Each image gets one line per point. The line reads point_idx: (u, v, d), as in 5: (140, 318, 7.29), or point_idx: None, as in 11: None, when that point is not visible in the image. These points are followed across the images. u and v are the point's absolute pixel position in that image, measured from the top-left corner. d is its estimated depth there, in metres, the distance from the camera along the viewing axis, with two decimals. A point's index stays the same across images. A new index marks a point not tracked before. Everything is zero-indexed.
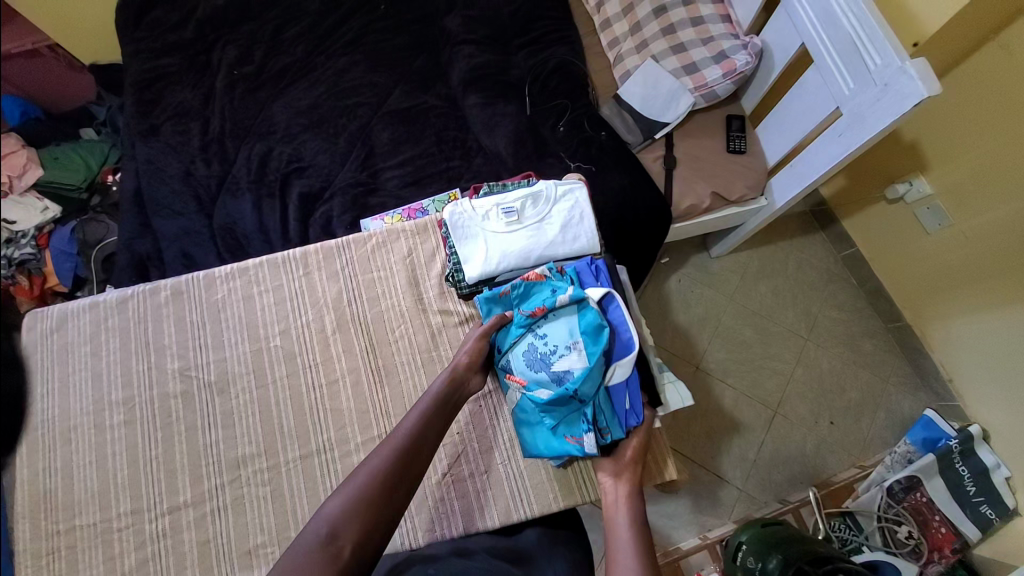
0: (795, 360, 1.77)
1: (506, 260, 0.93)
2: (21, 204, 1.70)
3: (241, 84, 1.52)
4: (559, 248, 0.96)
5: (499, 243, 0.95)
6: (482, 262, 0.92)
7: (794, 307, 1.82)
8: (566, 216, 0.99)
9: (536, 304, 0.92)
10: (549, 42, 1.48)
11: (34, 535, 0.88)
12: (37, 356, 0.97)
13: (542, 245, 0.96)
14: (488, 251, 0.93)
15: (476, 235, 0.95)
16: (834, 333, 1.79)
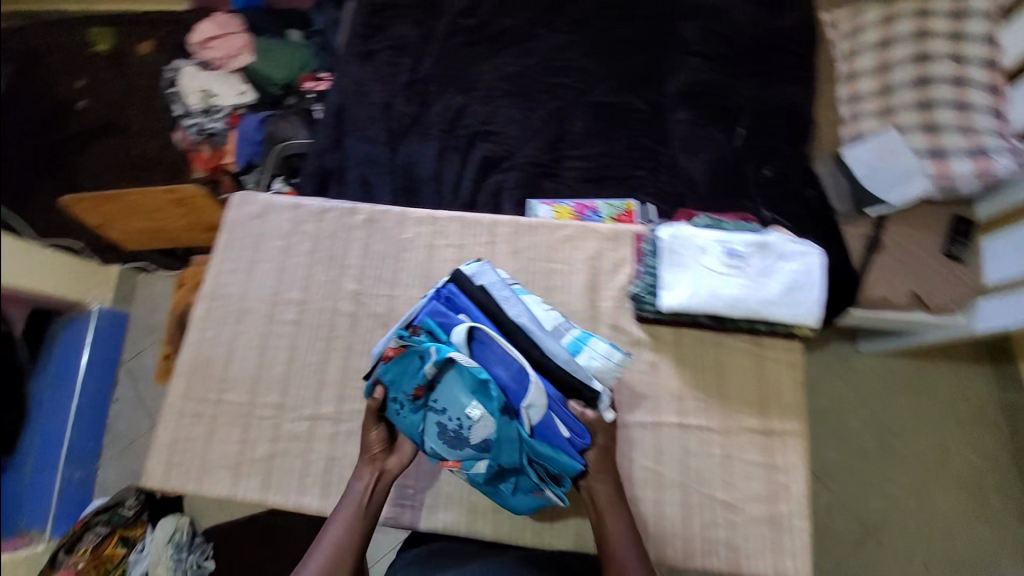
0: (910, 491, 1.56)
1: (711, 305, 0.81)
2: (225, 81, 1.94)
3: (460, 34, 1.57)
4: (779, 312, 0.81)
5: (709, 282, 0.81)
6: (684, 298, 0.81)
7: (930, 435, 1.60)
8: (795, 275, 0.81)
9: (413, 388, 0.79)
10: (781, 80, 1.41)
11: (188, 393, 0.95)
12: (234, 234, 1.04)
13: (757, 301, 0.80)
14: (695, 288, 0.81)
15: (686, 266, 0.82)
16: (967, 480, 1.56)
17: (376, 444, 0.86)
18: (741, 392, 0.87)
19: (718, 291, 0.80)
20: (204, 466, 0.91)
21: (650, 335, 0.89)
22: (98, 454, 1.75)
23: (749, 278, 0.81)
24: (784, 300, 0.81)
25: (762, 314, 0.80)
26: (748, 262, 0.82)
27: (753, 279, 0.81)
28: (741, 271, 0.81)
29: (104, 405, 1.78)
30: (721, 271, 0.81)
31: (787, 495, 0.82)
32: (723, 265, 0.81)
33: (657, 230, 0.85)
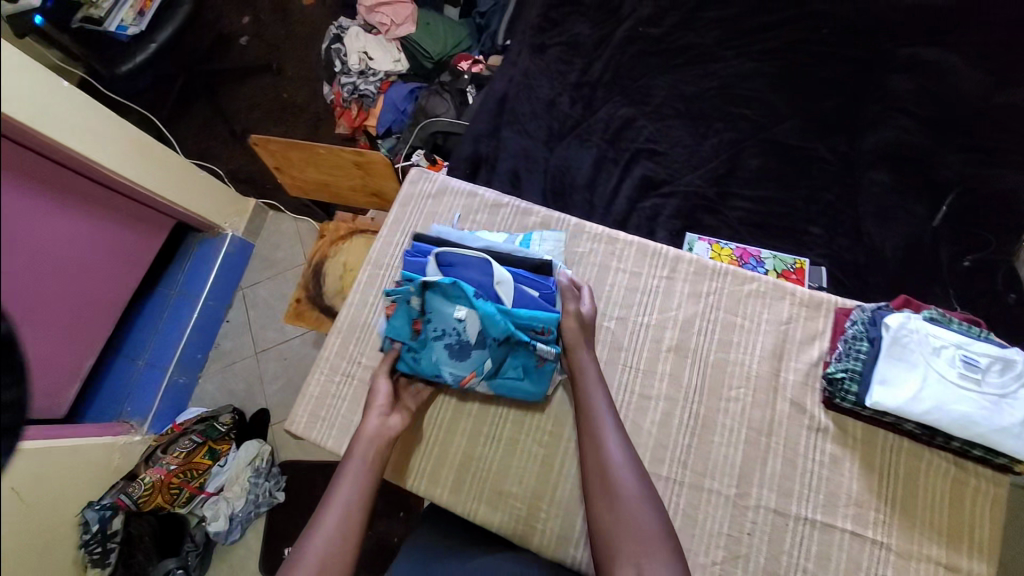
0: None
1: (933, 416, 0.71)
2: (384, 47, 1.97)
3: (640, 43, 1.49)
4: (1014, 446, 0.69)
5: (936, 390, 0.72)
6: (902, 400, 0.72)
7: None
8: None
9: (412, 325, 0.86)
10: (1003, 162, 1.22)
11: (340, 352, 0.98)
12: (410, 209, 1.06)
13: (991, 426, 0.70)
14: (917, 392, 0.72)
15: (909, 365, 0.74)
16: None
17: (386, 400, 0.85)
18: (934, 515, 0.76)
19: (946, 403, 0.71)
20: (346, 426, 0.93)
21: (836, 424, 0.81)
22: (202, 364, 1.85)
23: (986, 396, 0.71)
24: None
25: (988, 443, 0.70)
26: (987, 379, 0.72)
27: (991, 401, 0.71)
28: (976, 387, 0.71)
29: (217, 323, 1.87)
30: (951, 381, 0.72)
31: None
32: (956, 376, 0.72)
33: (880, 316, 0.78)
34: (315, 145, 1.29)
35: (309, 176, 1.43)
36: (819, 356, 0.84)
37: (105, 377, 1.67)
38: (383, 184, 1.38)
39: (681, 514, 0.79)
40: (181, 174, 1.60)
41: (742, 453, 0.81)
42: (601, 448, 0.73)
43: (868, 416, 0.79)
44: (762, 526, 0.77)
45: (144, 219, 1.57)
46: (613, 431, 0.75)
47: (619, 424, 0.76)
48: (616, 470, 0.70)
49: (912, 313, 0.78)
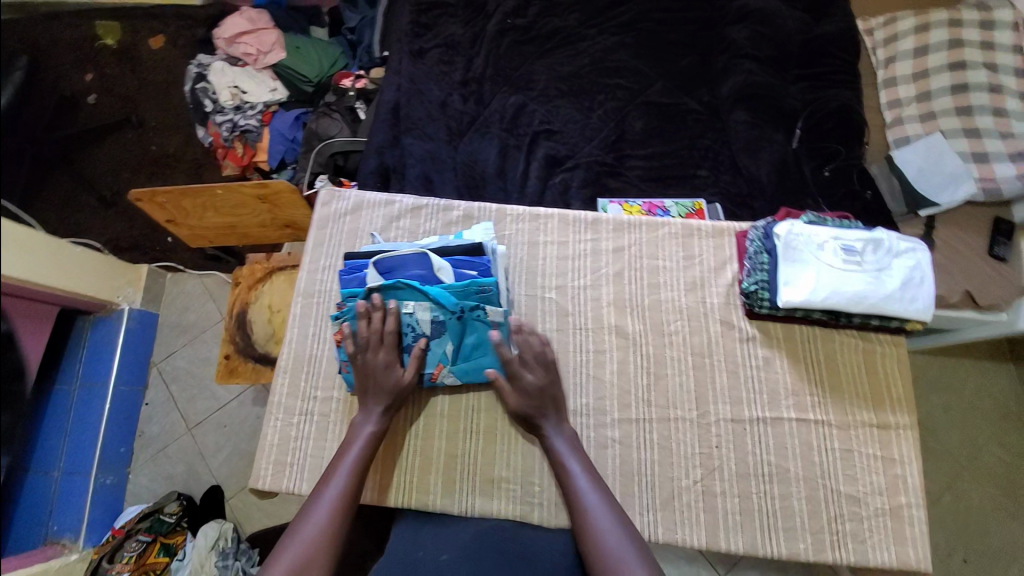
0: (944, 484, 1.55)
1: (834, 301, 0.84)
2: (257, 79, 1.88)
3: (511, 34, 1.56)
4: (894, 307, 0.84)
5: (830, 279, 0.85)
6: (807, 294, 0.84)
7: (959, 430, 1.59)
8: (909, 272, 0.85)
9: None
10: (832, 83, 1.45)
11: (291, 393, 0.91)
12: (327, 230, 1.02)
13: (877, 296, 0.84)
14: (817, 284, 0.84)
15: (804, 264, 0.86)
16: (994, 472, 1.55)
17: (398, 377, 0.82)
18: (858, 385, 0.89)
19: (840, 288, 0.84)
20: (319, 466, 0.87)
21: (761, 331, 0.92)
22: (130, 458, 1.66)
23: (869, 274, 0.84)
24: (899, 295, 0.84)
25: (878, 311, 0.84)
26: (865, 260, 0.86)
27: (871, 276, 0.85)
28: (859, 268, 0.85)
29: (135, 408, 1.69)
30: (840, 269, 0.85)
31: (905, 486, 0.85)
32: (843, 262, 0.85)
33: (773, 230, 0.88)
34: (211, 184, 1.19)
35: (210, 221, 1.33)
36: (734, 277, 0.95)
37: (20, 499, 1.37)
38: (293, 212, 1.32)
39: (657, 448, 0.86)
40: (60, 256, 1.42)
41: (693, 377, 0.89)
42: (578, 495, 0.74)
43: (786, 316, 0.91)
44: (726, 435, 0.86)
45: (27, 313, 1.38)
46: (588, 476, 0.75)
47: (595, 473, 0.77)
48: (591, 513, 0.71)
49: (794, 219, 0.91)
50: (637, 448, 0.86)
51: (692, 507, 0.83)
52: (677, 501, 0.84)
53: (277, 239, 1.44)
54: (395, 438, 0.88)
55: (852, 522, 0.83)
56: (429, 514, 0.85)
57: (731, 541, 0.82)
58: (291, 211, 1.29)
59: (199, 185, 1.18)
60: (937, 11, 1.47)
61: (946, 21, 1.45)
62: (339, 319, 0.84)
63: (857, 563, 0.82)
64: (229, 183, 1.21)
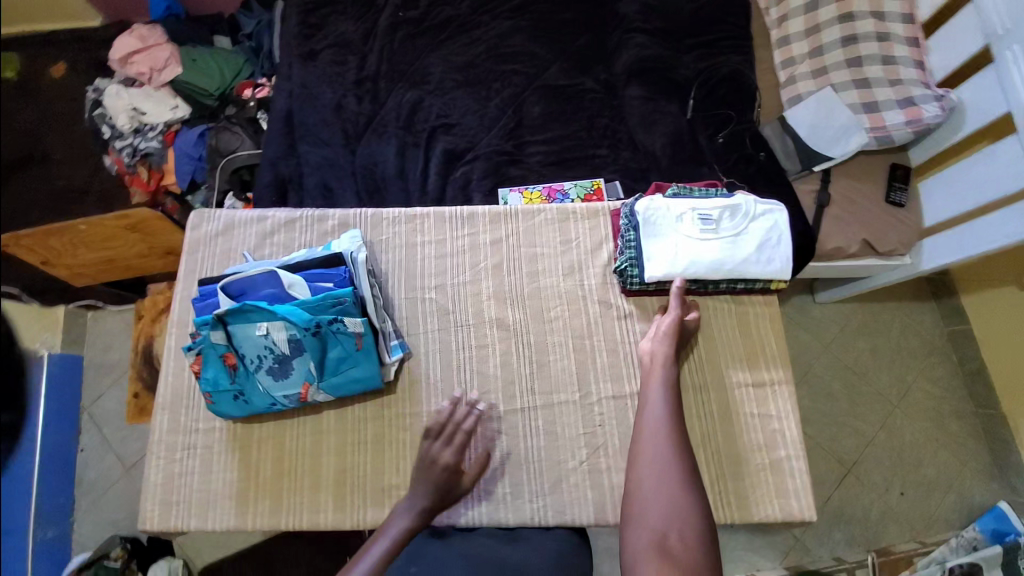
0: (877, 424, 1.56)
1: (694, 271, 0.89)
2: (154, 98, 1.78)
3: (403, 28, 1.51)
4: (752, 269, 0.89)
5: (689, 251, 0.89)
6: (667, 268, 0.89)
7: (888, 371, 1.60)
8: (766, 234, 0.90)
9: (225, 364, 0.81)
10: (723, 49, 1.46)
11: (171, 428, 0.90)
12: (202, 254, 1.00)
13: (736, 262, 0.89)
14: (676, 257, 0.89)
15: (664, 238, 0.90)
16: (923, 407, 1.58)
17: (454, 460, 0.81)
18: (733, 349, 0.92)
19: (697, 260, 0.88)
20: (205, 498, 0.87)
21: (638, 307, 0.94)
22: (71, 508, 1.60)
23: (725, 241, 0.89)
24: (756, 257, 0.89)
25: (736, 275, 0.88)
26: (723, 227, 0.90)
27: (730, 241, 0.90)
28: (717, 236, 0.89)
29: (69, 456, 1.62)
30: (698, 239, 0.89)
31: (783, 441, 0.88)
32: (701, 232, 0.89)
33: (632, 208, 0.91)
34: (71, 223, 1.19)
35: (87, 259, 1.31)
36: (610, 258, 0.97)
37: None
38: (171, 239, 1.32)
39: (545, 434, 0.88)
40: None
41: (574, 360, 0.91)
42: (645, 454, 0.77)
43: (659, 290, 0.93)
44: (609, 414, 0.88)
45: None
46: (664, 433, 0.77)
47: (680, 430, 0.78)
48: (660, 481, 0.73)
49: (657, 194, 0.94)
50: (523, 436, 0.87)
51: (580, 486, 0.85)
52: (566, 482, 0.85)
53: (167, 267, 1.41)
54: (284, 458, 0.88)
55: (734, 481, 0.86)
56: (320, 529, 0.85)
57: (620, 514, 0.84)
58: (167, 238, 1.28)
59: (61, 223, 1.18)
60: None
61: None
62: (193, 348, 0.82)
63: (741, 519, 0.85)
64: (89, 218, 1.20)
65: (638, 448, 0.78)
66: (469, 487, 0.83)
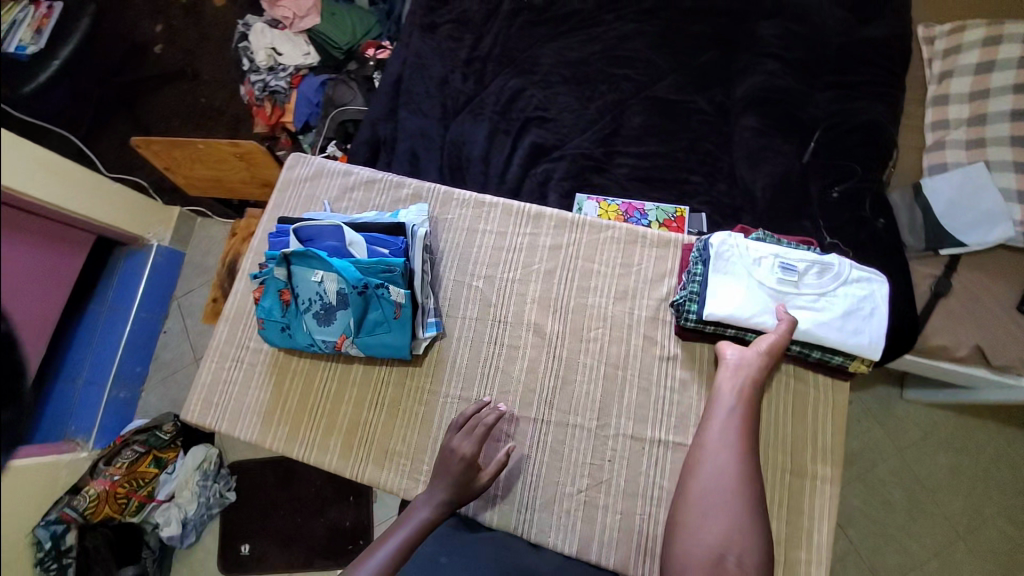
0: (934, 551, 1.35)
1: (761, 320, 0.82)
2: (292, 42, 1.94)
3: (525, 14, 1.51)
4: (831, 335, 0.81)
5: (761, 297, 0.83)
6: (733, 309, 0.82)
7: (965, 497, 1.38)
8: (855, 302, 0.82)
9: (282, 298, 0.87)
10: (864, 94, 1.30)
11: (228, 339, 1.00)
12: (290, 193, 1.08)
13: (813, 323, 0.82)
14: (745, 301, 0.83)
15: (735, 278, 0.85)
16: (996, 549, 1.34)
17: (473, 455, 0.79)
18: (780, 426, 0.84)
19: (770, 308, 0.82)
20: (238, 411, 0.95)
21: (685, 352, 0.88)
22: (144, 377, 1.83)
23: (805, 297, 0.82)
24: (838, 323, 0.81)
25: (811, 337, 0.80)
26: (805, 283, 0.84)
27: (811, 300, 0.83)
28: (795, 289, 0.83)
29: (153, 333, 1.87)
30: (772, 288, 0.83)
31: (808, 540, 0.79)
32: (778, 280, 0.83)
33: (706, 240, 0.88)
34: (194, 140, 1.30)
35: (199, 174, 1.45)
36: (669, 293, 0.91)
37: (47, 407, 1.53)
38: (270, 175, 1.42)
39: (550, 451, 0.86)
40: (95, 190, 1.58)
41: (601, 388, 0.87)
42: (705, 462, 0.74)
43: (713, 337, 0.87)
44: (622, 452, 0.84)
45: (63, 237, 1.53)
46: (728, 444, 0.74)
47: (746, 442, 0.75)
48: (721, 497, 0.71)
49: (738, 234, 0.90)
50: (528, 446, 0.86)
51: (571, 514, 0.82)
52: (558, 505, 0.83)
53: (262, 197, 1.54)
54: (312, 398, 0.94)
55: None
56: (324, 470, 0.90)
57: (605, 556, 0.80)
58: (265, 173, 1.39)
59: (184, 138, 1.30)
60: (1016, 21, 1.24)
61: (1023, 34, 1.23)
62: (257, 277, 0.88)
63: None
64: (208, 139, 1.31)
65: (698, 453, 0.76)
66: (484, 487, 0.79)
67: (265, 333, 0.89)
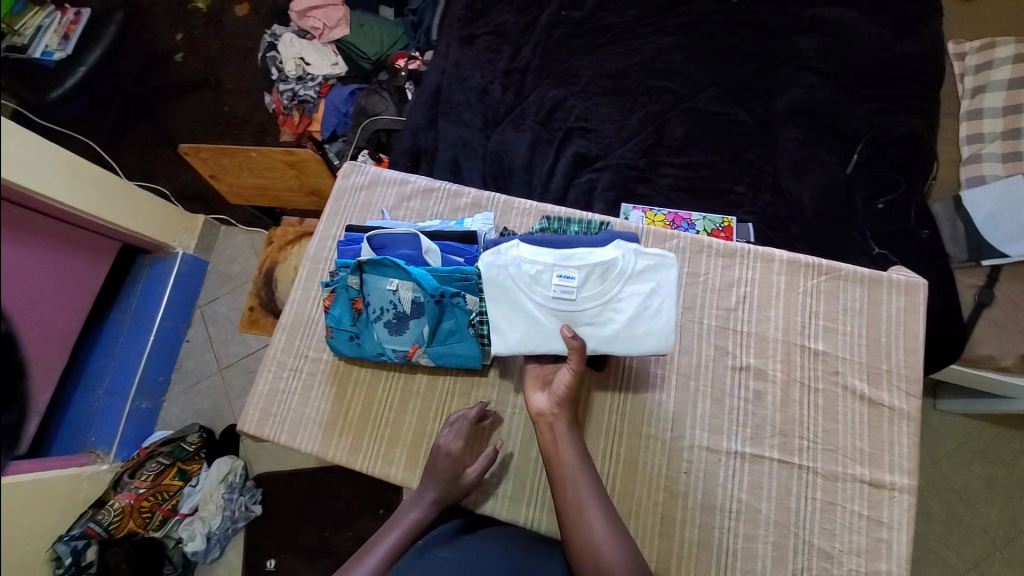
0: (974, 561, 1.33)
1: (552, 342, 0.87)
2: (320, 51, 1.90)
3: (563, 26, 1.52)
4: (619, 343, 0.87)
5: (548, 317, 0.88)
6: (518, 334, 0.87)
7: (1001, 508, 1.37)
8: (637, 303, 0.88)
9: (354, 305, 0.95)
10: (905, 107, 1.32)
11: (286, 348, 1.05)
12: (345, 201, 1.13)
13: (600, 335, 0.87)
14: (532, 325, 0.88)
15: (521, 300, 0.89)
16: None
17: (460, 451, 0.87)
18: (855, 441, 0.90)
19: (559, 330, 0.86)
20: (299, 419, 1.00)
21: (758, 365, 0.95)
22: (165, 387, 1.72)
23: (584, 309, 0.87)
24: (624, 328, 0.87)
25: (599, 349, 0.87)
26: (584, 292, 0.88)
27: (594, 309, 0.88)
28: (576, 302, 0.88)
29: (177, 343, 1.75)
30: (554, 304, 0.88)
31: (888, 553, 0.83)
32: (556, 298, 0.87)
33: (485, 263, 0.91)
34: (248, 148, 1.42)
35: (246, 181, 1.56)
36: (737, 304, 0.99)
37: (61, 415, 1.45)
38: (318, 181, 1.53)
39: (626, 463, 0.91)
40: (121, 194, 1.45)
41: (675, 397, 0.94)
42: (585, 527, 0.72)
43: (771, 344, 0.96)
44: (698, 463, 0.90)
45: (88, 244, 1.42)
46: (591, 495, 0.75)
47: (600, 492, 0.76)
48: (606, 555, 0.69)
49: (514, 244, 0.91)
50: (603, 457, 0.91)
51: (649, 527, 0.87)
52: (636, 519, 0.88)
53: (307, 206, 1.67)
54: (372, 408, 0.99)
55: None
56: (387, 479, 0.95)
57: (682, 571, 0.85)
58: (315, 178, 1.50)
59: (238, 146, 1.42)
60: None
61: None
62: (329, 286, 0.96)
63: None
64: (261, 147, 1.43)
65: (570, 517, 0.75)
66: (471, 482, 0.87)
67: (333, 337, 0.97)
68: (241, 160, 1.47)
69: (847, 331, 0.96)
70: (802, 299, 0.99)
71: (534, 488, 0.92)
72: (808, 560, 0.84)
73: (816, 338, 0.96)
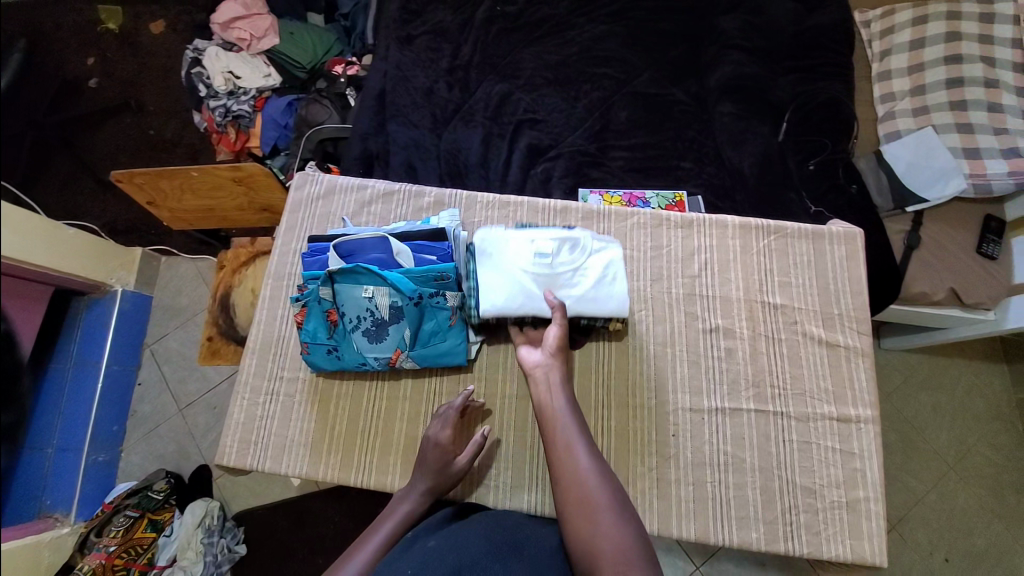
0: (930, 481, 1.47)
1: (534, 303, 0.94)
2: (249, 63, 1.81)
3: (499, 22, 1.53)
4: (589, 304, 0.95)
5: (527, 284, 0.96)
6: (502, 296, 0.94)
7: (948, 430, 1.51)
8: (602, 270, 0.98)
9: (329, 317, 0.93)
10: (823, 75, 1.42)
11: (258, 371, 1.02)
12: (302, 212, 1.14)
13: (573, 296, 0.96)
14: (514, 289, 0.95)
15: (502, 270, 0.97)
16: (982, 472, 1.48)
17: (449, 441, 0.88)
18: (820, 382, 0.97)
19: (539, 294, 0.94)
20: (282, 443, 0.97)
21: (725, 325, 1.01)
22: (122, 437, 1.60)
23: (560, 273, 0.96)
24: (593, 291, 0.96)
25: (573, 309, 0.95)
26: (558, 261, 0.98)
27: (566, 275, 0.97)
28: (551, 269, 0.97)
29: (127, 388, 1.63)
30: (533, 272, 0.96)
31: (864, 481, 0.91)
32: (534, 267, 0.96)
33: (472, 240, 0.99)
34: (188, 169, 1.36)
35: (188, 204, 1.49)
36: (700, 271, 1.05)
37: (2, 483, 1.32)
38: (270, 196, 1.48)
39: (617, 435, 0.94)
40: (51, 235, 1.36)
41: (654, 364, 0.98)
42: (572, 464, 0.76)
43: (735, 304, 1.02)
44: (684, 424, 0.94)
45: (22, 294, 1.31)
46: (580, 437, 0.80)
47: (587, 437, 0.80)
48: (589, 490, 0.73)
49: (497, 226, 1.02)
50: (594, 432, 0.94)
51: (647, 493, 0.91)
52: (633, 486, 0.91)
53: (260, 222, 1.61)
54: (358, 420, 0.97)
55: (806, 514, 0.90)
56: (385, 490, 0.93)
57: (684, 529, 0.89)
58: (265, 193, 1.45)
59: (179, 167, 1.35)
60: (936, 2, 1.41)
61: (945, 13, 1.39)
62: (299, 301, 0.93)
63: (811, 554, 0.88)
64: (204, 166, 1.37)
65: (559, 457, 0.78)
66: (464, 468, 0.88)
67: (310, 355, 0.94)
68: (184, 181, 1.40)
69: (800, 283, 1.03)
70: (757, 259, 1.05)
71: (533, 473, 0.93)
72: (791, 496, 0.90)
73: (774, 293, 1.03)
